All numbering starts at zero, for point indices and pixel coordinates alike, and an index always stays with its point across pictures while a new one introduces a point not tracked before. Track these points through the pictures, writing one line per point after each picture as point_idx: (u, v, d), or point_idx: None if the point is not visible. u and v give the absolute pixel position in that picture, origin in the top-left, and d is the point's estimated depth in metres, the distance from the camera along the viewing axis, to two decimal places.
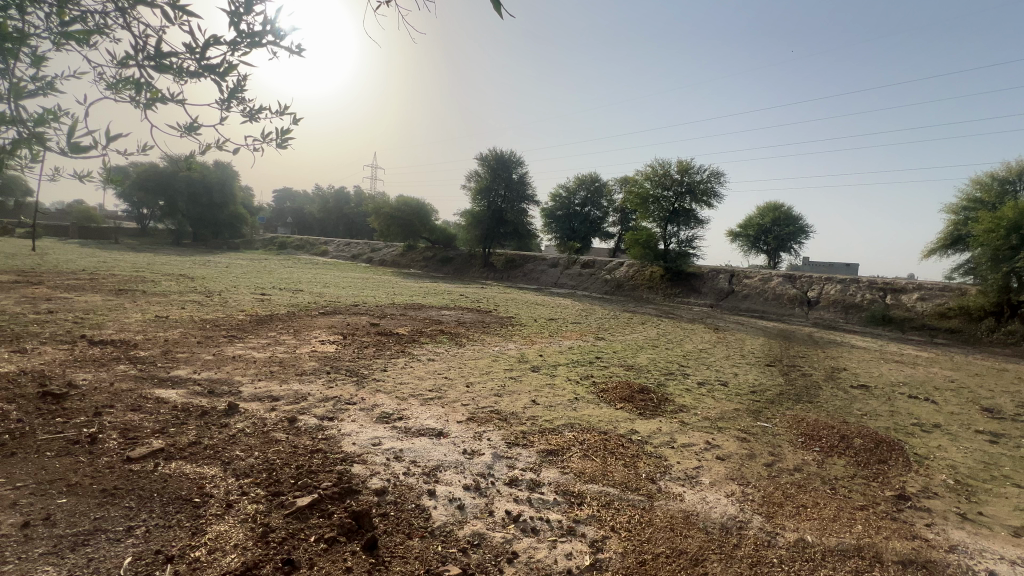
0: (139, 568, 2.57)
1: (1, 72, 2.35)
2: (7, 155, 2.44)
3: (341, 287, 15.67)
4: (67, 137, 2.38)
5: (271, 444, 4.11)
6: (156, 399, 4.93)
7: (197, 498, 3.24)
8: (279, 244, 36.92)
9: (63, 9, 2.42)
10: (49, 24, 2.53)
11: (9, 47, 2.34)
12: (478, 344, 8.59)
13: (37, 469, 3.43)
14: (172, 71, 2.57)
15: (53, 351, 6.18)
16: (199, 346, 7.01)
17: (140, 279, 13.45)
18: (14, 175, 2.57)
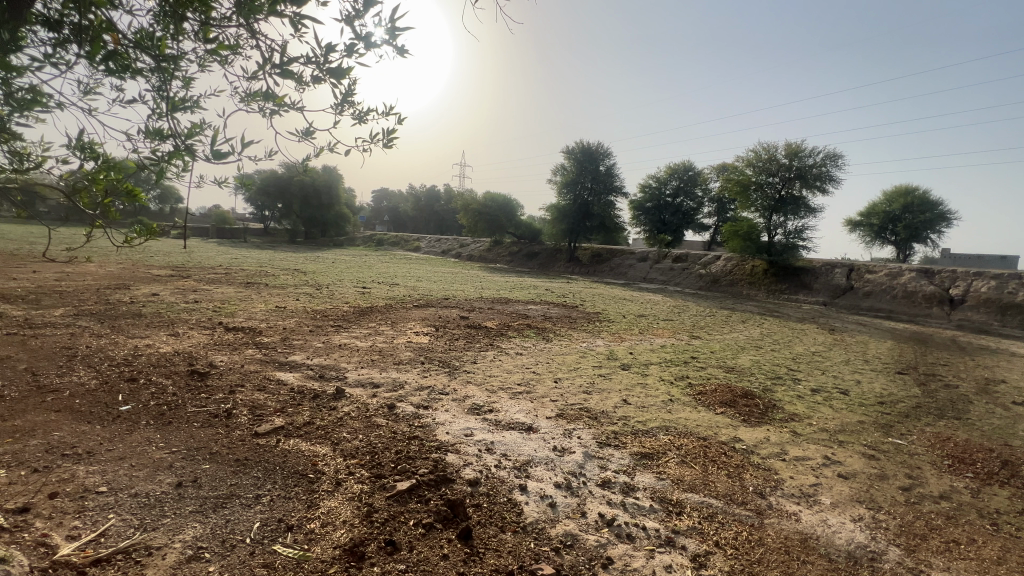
0: (265, 534, 2.86)
1: (162, 91, 2.69)
2: (165, 164, 2.77)
3: (433, 281, 16.42)
4: (211, 144, 2.64)
5: (373, 429, 4.38)
6: (277, 380, 5.52)
7: (311, 474, 3.55)
8: (377, 241, 39.70)
9: (208, 30, 2.71)
10: (198, 46, 2.85)
11: (167, 67, 2.67)
12: (565, 339, 8.51)
13: (187, 437, 3.99)
14: (295, 78, 2.75)
15: (198, 335, 7.19)
16: (311, 335, 7.73)
17: (264, 273, 15.21)
18: (170, 182, 2.93)
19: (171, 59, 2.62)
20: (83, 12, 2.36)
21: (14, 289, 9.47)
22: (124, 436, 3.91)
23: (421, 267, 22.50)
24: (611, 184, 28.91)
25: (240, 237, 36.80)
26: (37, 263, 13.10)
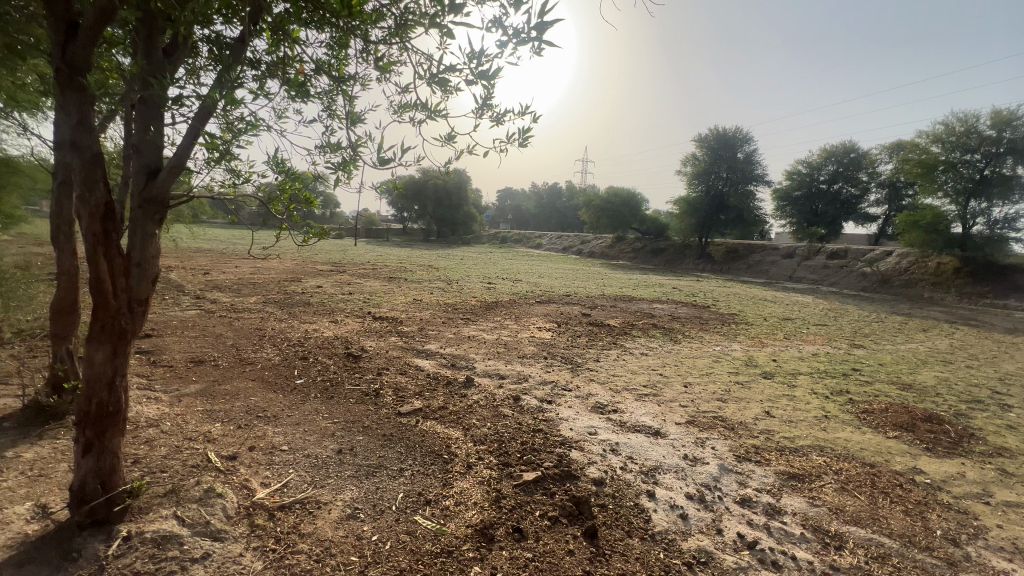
0: (407, 503, 3.18)
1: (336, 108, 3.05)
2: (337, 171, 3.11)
3: (555, 278, 16.57)
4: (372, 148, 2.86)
5: (500, 418, 4.58)
6: (415, 366, 6.08)
7: (446, 455, 3.83)
8: (501, 238, 41.33)
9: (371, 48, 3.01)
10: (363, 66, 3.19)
11: (340, 87, 3.03)
12: (695, 341, 7.95)
13: (346, 410, 4.61)
14: (440, 85, 2.83)
15: (353, 322, 8.25)
16: (443, 326, 8.34)
17: (404, 269, 16.84)
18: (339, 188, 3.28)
19: (342, 81, 2.99)
20: (278, 46, 2.79)
21: (224, 280, 11.86)
22: (299, 405, 4.65)
23: (542, 264, 22.93)
24: (751, 173, 26.18)
25: (384, 238, 41.28)
26: (239, 260, 16.27)
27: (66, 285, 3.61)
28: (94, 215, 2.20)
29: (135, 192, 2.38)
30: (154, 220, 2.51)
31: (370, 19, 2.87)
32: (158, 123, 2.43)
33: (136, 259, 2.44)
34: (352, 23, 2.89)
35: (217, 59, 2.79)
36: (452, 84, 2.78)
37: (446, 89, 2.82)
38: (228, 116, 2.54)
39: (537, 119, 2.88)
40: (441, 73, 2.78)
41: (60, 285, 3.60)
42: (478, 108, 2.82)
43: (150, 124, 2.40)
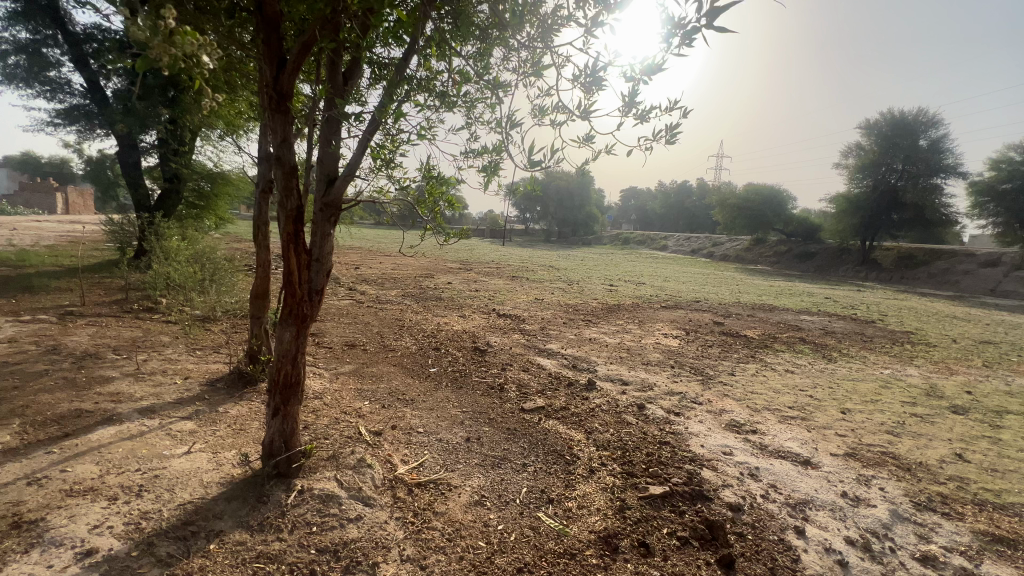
0: (530, 499, 3.24)
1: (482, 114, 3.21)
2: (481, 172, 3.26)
3: (682, 282, 15.57)
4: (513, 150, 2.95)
5: (624, 425, 4.44)
6: (538, 364, 6.18)
7: (568, 456, 3.83)
8: (623, 239, 40.08)
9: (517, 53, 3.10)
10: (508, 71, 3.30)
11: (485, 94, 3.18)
12: (856, 362, 6.83)
13: (475, 401, 4.87)
14: (583, 84, 2.79)
15: (479, 318, 8.70)
16: (564, 326, 8.37)
17: (526, 269, 17.29)
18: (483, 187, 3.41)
19: (489, 87, 3.14)
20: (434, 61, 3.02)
21: (371, 275, 13.39)
22: (433, 392, 5.04)
23: (667, 266, 21.73)
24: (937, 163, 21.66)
25: (507, 238, 42.93)
26: (383, 257, 18.27)
27: (263, 274, 4.35)
28: (290, 218, 2.62)
29: (318, 198, 2.79)
30: (331, 222, 2.92)
31: (518, 26, 2.96)
32: (337, 138, 2.80)
33: (316, 255, 2.86)
34: (500, 32, 3.01)
35: (382, 78, 3.12)
36: (595, 82, 2.75)
37: (588, 89, 2.80)
38: (393, 128, 2.85)
39: (686, 113, 2.69)
40: (584, 74, 2.77)
41: (258, 273, 4.36)
42: (623, 105, 2.75)
43: (332, 140, 2.79)
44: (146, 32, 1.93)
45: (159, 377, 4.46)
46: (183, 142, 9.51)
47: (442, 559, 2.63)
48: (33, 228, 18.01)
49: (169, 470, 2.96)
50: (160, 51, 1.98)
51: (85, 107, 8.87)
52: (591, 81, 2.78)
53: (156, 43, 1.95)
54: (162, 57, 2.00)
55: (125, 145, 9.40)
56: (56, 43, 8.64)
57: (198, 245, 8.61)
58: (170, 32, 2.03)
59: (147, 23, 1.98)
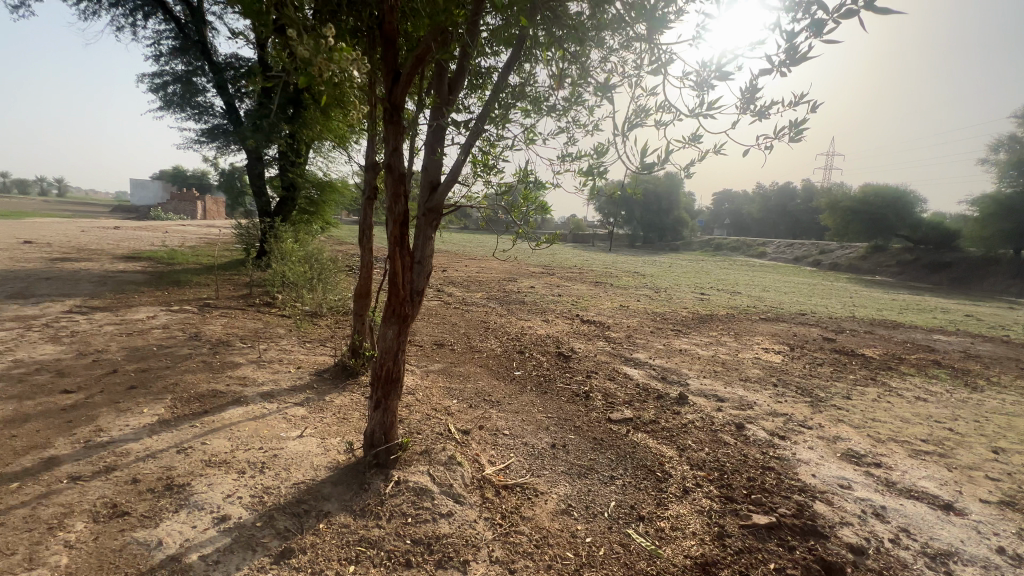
0: (619, 514, 3.12)
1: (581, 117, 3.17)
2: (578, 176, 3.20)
3: (785, 292, 14.27)
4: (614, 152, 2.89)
5: (720, 445, 4.14)
6: (625, 374, 5.97)
7: (659, 472, 3.64)
8: (714, 245, 37.71)
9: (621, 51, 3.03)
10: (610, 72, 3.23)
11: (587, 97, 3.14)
12: (1010, 392, 5.78)
13: (560, 407, 4.82)
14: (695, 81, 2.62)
15: (563, 323, 8.64)
16: (652, 336, 8.02)
17: (609, 274, 16.89)
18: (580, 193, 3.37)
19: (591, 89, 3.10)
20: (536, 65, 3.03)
21: (458, 277, 13.88)
22: (518, 395, 5.07)
23: (766, 275, 20.04)
24: None
25: (589, 242, 42.35)
26: (469, 260, 18.86)
27: (366, 274, 4.67)
28: (398, 221, 2.77)
29: (422, 203, 2.92)
30: (433, 226, 3.05)
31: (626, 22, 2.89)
32: (441, 146, 2.93)
33: (418, 257, 3.00)
34: (606, 30, 2.96)
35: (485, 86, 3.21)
36: (707, 79, 2.59)
37: (699, 88, 2.64)
38: (494, 135, 2.90)
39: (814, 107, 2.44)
40: (696, 71, 2.63)
41: (361, 273, 4.68)
42: (739, 102, 2.56)
43: (437, 147, 2.92)
44: (312, 50, 2.18)
45: (276, 365, 4.97)
46: (299, 154, 10.56)
47: (530, 565, 2.61)
48: (180, 231, 21.07)
49: (286, 451, 3.26)
50: (323, 66, 2.23)
51: (224, 126, 10.20)
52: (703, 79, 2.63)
53: (320, 60, 2.20)
54: (322, 70, 2.25)
55: (253, 158, 10.66)
56: (204, 72, 10.04)
57: (308, 247, 9.50)
58: (332, 48, 2.28)
59: (312, 42, 2.23)
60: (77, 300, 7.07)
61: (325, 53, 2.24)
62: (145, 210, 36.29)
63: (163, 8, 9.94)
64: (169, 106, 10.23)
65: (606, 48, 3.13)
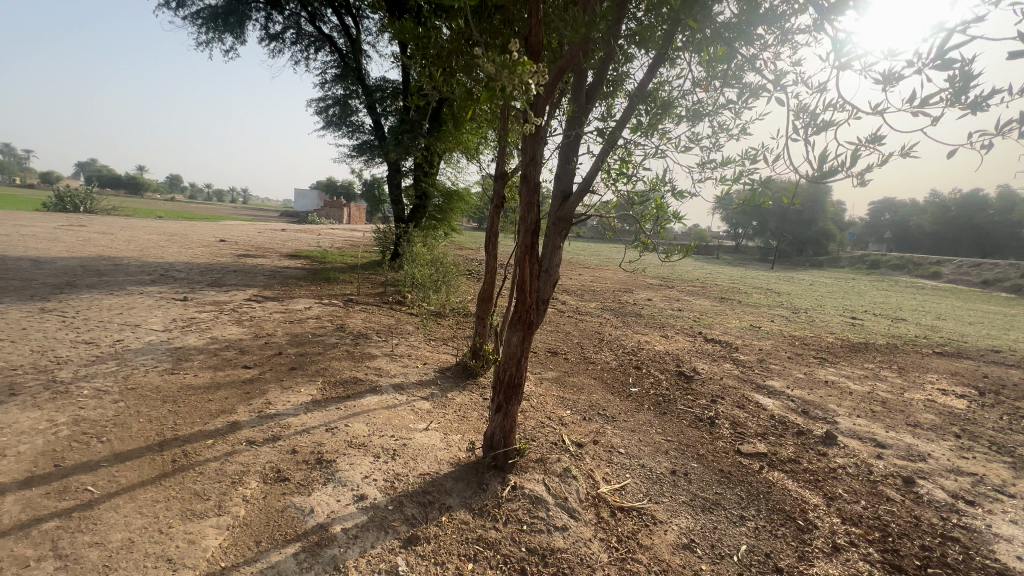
0: (752, 561, 2.79)
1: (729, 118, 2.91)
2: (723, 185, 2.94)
3: (970, 323, 11.70)
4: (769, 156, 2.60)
5: (882, 500, 3.50)
6: (756, 402, 5.36)
7: (801, 520, 3.20)
8: (869, 262, 32.51)
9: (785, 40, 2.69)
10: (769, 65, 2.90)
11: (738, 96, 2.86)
12: None
13: (680, 431, 4.50)
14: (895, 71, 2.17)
15: (683, 340, 8.10)
16: (790, 362, 7.12)
17: (737, 290, 15.48)
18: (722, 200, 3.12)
19: (744, 87, 2.82)
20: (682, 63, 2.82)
21: (572, 285, 13.83)
22: (634, 413, 4.84)
23: (941, 300, 16.69)
24: None
25: (712, 254, 39.41)
26: (583, 269, 18.69)
27: (490, 279, 4.85)
28: (529, 230, 2.81)
29: (553, 212, 2.94)
30: (562, 236, 3.04)
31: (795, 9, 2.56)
32: (576, 155, 2.91)
33: (546, 266, 3.02)
34: (769, 20, 2.65)
35: (623, 91, 3.11)
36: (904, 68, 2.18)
37: (891, 81, 2.23)
38: (631, 143, 2.80)
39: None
40: (889, 58, 2.21)
41: (484, 279, 4.88)
42: (946, 93, 2.12)
43: (572, 158, 2.92)
44: (498, 67, 2.14)
45: (406, 359, 5.40)
46: (432, 164, 11.42)
47: None
48: (330, 234, 24.23)
49: (413, 441, 3.50)
50: (507, 81, 2.19)
51: (371, 141, 11.44)
52: (902, 69, 2.19)
53: (506, 75, 2.16)
54: (504, 85, 2.26)
55: (392, 169, 11.79)
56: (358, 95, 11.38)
57: (434, 252, 10.22)
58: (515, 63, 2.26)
59: (497, 57, 2.17)
60: (255, 290, 8.46)
61: (509, 67, 2.17)
62: (304, 215, 42.36)
63: (330, 42, 11.48)
64: (329, 126, 11.78)
65: (765, 39, 2.82)
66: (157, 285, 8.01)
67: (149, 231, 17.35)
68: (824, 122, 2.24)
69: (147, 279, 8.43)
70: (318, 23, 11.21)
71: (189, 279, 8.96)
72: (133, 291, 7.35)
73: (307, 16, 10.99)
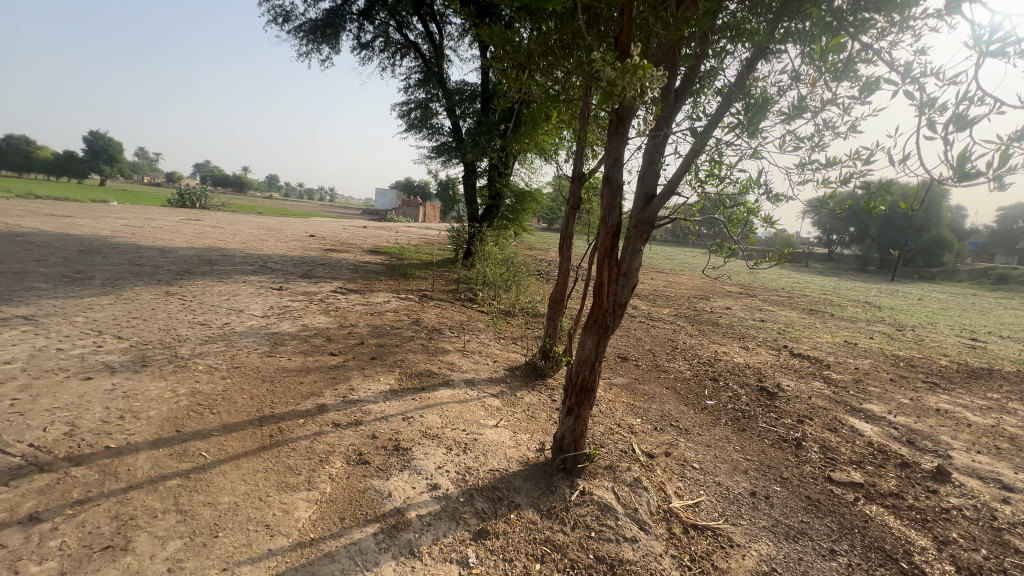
0: None
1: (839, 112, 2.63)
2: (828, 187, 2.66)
3: None
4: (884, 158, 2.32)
5: (1008, 551, 3.04)
6: (851, 426, 4.87)
7: (904, 563, 2.86)
8: (994, 275, 28.35)
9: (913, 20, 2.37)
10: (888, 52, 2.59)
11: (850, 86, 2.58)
12: None
13: (761, 451, 4.20)
14: None
15: (766, 353, 7.56)
16: (892, 385, 6.40)
17: (829, 302, 14.17)
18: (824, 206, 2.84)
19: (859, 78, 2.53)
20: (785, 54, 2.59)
21: (643, 290, 13.40)
22: (709, 428, 4.59)
23: None
24: None
25: (800, 262, 36.43)
26: (656, 273, 18.04)
27: (563, 281, 4.83)
28: (609, 232, 2.77)
29: (635, 215, 2.86)
30: (642, 239, 2.96)
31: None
32: (661, 157, 2.81)
33: (625, 268, 2.94)
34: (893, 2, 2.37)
35: (715, 87, 2.94)
36: None
37: None
38: (723, 143, 2.63)
39: None
40: None
41: (557, 280, 4.87)
42: None
43: (656, 159, 2.82)
44: (620, 72, 2.02)
45: (477, 356, 5.53)
46: (507, 165, 11.58)
47: None
48: (407, 232, 25.39)
49: (484, 437, 3.58)
50: (630, 88, 2.07)
51: (449, 143, 11.81)
52: None
53: (628, 82, 2.04)
54: (624, 89, 2.10)
55: (468, 169, 12.10)
56: (438, 98, 11.82)
57: (505, 252, 10.37)
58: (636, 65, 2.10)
59: (618, 63, 2.05)
60: (340, 283, 9.06)
61: (630, 72, 2.04)
62: (384, 214, 44.72)
63: (415, 49, 12.03)
64: (411, 128, 12.35)
65: (883, 25, 2.53)
66: (258, 275, 8.84)
67: (252, 225, 19.22)
68: (957, 119, 1.96)
69: (249, 269, 9.33)
70: (405, 30, 11.77)
71: (283, 270, 9.80)
72: (238, 279, 8.17)
73: (395, 24, 11.58)
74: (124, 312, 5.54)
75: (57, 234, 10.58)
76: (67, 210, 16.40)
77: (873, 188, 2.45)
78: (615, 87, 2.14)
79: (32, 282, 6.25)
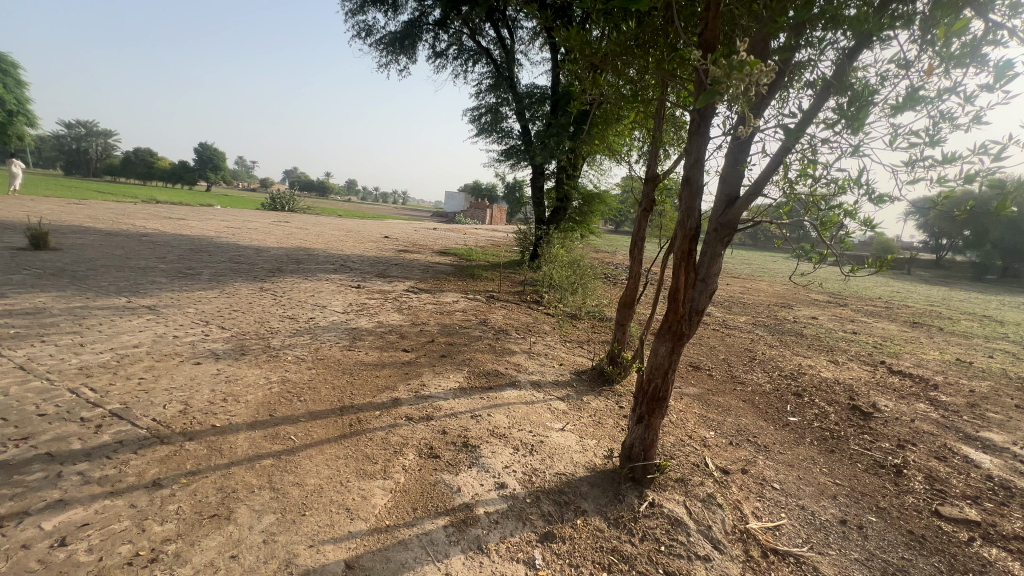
0: None
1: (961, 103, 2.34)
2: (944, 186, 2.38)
3: None
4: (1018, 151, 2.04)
5: None
6: (965, 456, 4.29)
7: None
8: None
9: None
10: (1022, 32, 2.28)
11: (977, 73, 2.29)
12: None
13: (853, 475, 3.83)
14: None
15: (858, 369, 6.88)
16: (1018, 412, 5.55)
17: (937, 315, 12.59)
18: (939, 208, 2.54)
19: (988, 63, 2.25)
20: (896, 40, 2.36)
21: (717, 296, 12.71)
22: (792, 447, 4.26)
23: None
24: None
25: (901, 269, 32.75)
26: (732, 278, 17.04)
27: (632, 285, 4.71)
28: (688, 236, 2.65)
29: (715, 218, 2.73)
30: (723, 243, 2.81)
31: None
32: (747, 156, 2.66)
33: (702, 274, 2.78)
34: None
35: (809, 80, 2.75)
36: None
37: None
38: (817, 140, 2.45)
39: None
40: None
41: (627, 284, 4.76)
42: None
43: (741, 159, 2.68)
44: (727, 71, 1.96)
45: (543, 358, 5.53)
46: (575, 167, 11.50)
47: None
48: (475, 234, 26.00)
49: (550, 440, 3.58)
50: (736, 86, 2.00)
51: (518, 146, 11.92)
52: None
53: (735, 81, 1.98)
54: (728, 87, 2.04)
55: (536, 171, 12.15)
56: (509, 102, 12.00)
57: (572, 254, 10.29)
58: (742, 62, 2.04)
59: (725, 60, 1.99)
60: (412, 282, 9.47)
61: (736, 69, 1.98)
62: (453, 216, 46.16)
63: (487, 54, 12.29)
64: (482, 132, 12.64)
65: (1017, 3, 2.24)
66: (338, 273, 9.47)
67: (334, 227, 20.64)
68: None
69: (331, 267, 10.01)
70: (478, 37, 12.07)
71: (361, 269, 10.42)
72: (321, 278, 8.80)
73: (468, 32, 11.92)
74: (226, 305, 6.17)
75: (173, 234, 12.01)
76: (182, 213, 18.58)
77: (1002, 188, 2.17)
78: (718, 86, 2.08)
79: (153, 276, 7.13)
